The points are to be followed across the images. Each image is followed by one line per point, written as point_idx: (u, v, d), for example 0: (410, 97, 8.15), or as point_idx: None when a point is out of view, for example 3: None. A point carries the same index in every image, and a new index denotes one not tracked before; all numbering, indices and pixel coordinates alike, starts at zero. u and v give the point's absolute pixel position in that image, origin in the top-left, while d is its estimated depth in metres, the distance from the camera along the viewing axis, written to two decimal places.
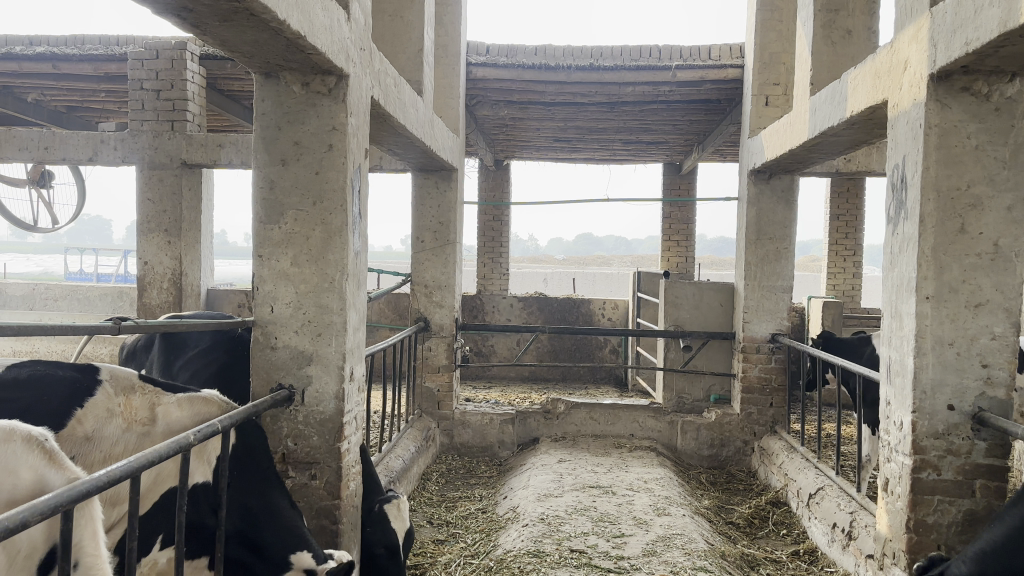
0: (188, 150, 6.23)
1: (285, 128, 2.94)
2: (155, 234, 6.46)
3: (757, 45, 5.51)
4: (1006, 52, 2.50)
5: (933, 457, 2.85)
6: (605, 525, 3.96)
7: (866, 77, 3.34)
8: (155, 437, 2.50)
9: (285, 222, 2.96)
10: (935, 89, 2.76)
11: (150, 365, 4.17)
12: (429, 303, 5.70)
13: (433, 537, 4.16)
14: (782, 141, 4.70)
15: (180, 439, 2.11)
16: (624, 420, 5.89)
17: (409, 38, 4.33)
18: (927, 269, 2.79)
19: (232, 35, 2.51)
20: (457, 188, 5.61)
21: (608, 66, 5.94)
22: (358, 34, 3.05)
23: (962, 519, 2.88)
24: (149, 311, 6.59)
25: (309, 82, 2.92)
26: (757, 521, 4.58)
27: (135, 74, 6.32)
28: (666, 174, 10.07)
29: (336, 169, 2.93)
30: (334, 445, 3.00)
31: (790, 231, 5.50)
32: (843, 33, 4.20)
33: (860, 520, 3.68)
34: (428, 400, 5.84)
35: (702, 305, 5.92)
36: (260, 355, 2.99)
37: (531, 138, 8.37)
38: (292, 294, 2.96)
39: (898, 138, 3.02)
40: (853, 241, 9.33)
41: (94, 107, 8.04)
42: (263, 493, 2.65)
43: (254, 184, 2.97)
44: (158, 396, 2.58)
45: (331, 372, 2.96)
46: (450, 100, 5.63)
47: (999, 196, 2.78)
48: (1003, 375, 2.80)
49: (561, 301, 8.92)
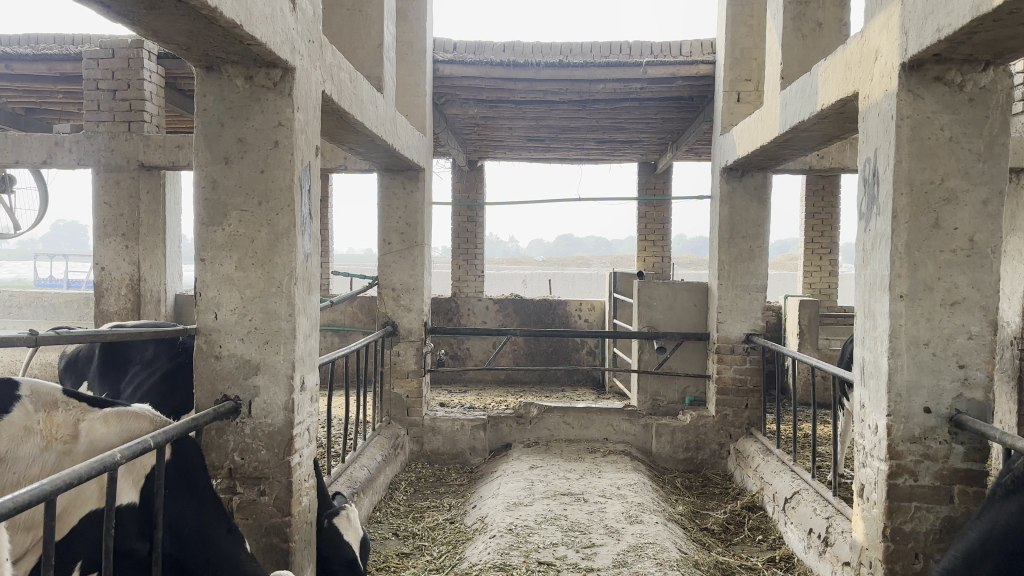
0: (146, 152, 6.03)
1: (228, 125, 2.78)
2: (112, 239, 6.26)
3: (728, 41, 5.41)
4: (979, 39, 2.39)
5: (909, 462, 2.74)
6: (575, 535, 3.82)
7: (836, 69, 3.24)
8: (76, 456, 2.35)
9: (228, 224, 2.79)
10: (906, 79, 2.66)
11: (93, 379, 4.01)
12: (396, 307, 5.54)
13: (398, 550, 4.00)
14: (753, 138, 4.61)
15: (102, 459, 1.94)
16: (598, 423, 5.76)
17: (368, 32, 4.18)
18: (901, 266, 2.69)
19: (163, 25, 2.34)
20: (423, 188, 5.46)
21: (579, 64, 5.83)
22: (305, 25, 2.89)
23: (939, 526, 2.77)
24: (107, 319, 6.37)
25: (253, 75, 2.75)
26: (733, 527, 4.46)
27: (90, 73, 6.11)
28: (642, 173, 9.97)
29: (283, 168, 2.77)
30: (284, 459, 2.85)
31: (763, 229, 5.40)
32: (813, 26, 4.09)
33: (836, 526, 3.58)
34: (396, 407, 5.66)
35: (676, 305, 5.81)
36: (204, 365, 2.82)
37: (503, 138, 8.24)
38: (237, 300, 2.79)
39: (869, 131, 2.91)
40: (829, 239, 9.29)
41: (53, 109, 7.80)
42: (198, 515, 2.49)
43: (195, 184, 2.80)
44: (83, 411, 2.43)
45: (279, 382, 2.81)
46: (415, 98, 5.48)
47: (974, 190, 2.67)
48: (980, 376, 2.69)
49: (536, 303, 8.79)
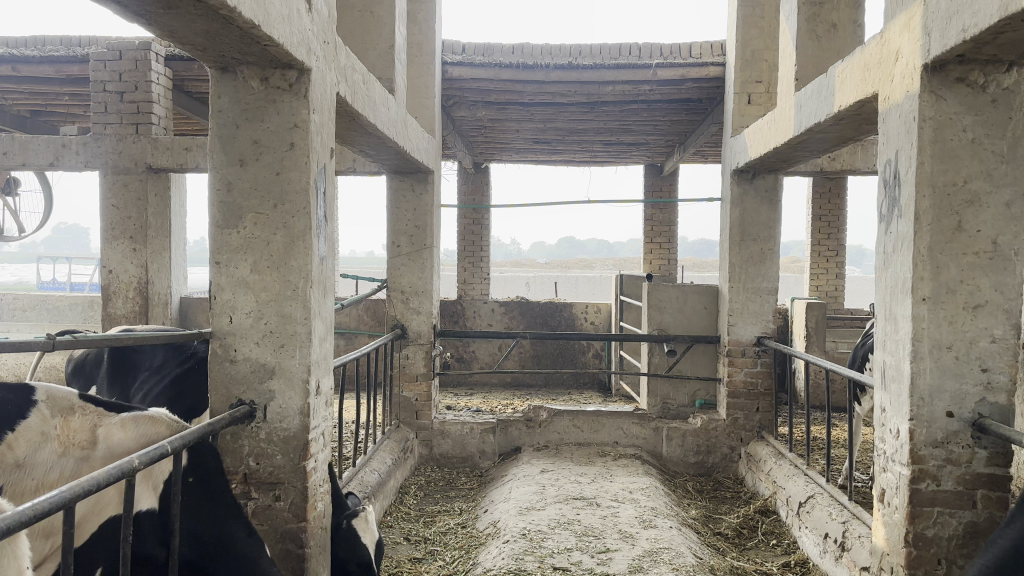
0: (153, 154, 6.01)
1: (243, 126, 2.76)
2: (120, 241, 6.24)
3: (738, 42, 5.38)
4: (1005, 39, 2.36)
5: (932, 467, 2.71)
6: (589, 540, 3.79)
7: (855, 70, 3.22)
8: (95, 461, 2.33)
9: (243, 227, 2.77)
10: (929, 80, 2.63)
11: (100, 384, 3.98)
12: (405, 310, 5.52)
13: (410, 555, 3.97)
14: (766, 139, 4.58)
15: (120, 466, 1.90)
16: (608, 427, 5.73)
17: (379, 34, 4.16)
18: (924, 269, 2.66)
19: (179, 26, 2.32)
20: (433, 191, 5.44)
21: (588, 65, 5.81)
22: (320, 26, 2.87)
23: (963, 532, 2.74)
24: (114, 321, 6.35)
25: (269, 77, 2.73)
26: (746, 531, 4.43)
27: (97, 76, 6.09)
28: (647, 176, 9.94)
29: (299, 170, 2.75)
30: (299, 464, 2.82)
31: (774, 232, 5.37)
32: (828, 27, 4.06)
33: (853, 530, 3.55)
34: (405, 410, 5.63)
35: (686, 308, 5.78)
36: (219, 369, 2.80)
37: (510, 140, 8.22)
38: (252, 304, 2.77)
39: (890, 132, 2.89)
40: (836, 241, 9.25)
41: (59, 111, 7.79)
42: (216, 521, 2.47)
43: (210, 186, 2.78)
44: (100, 416, 2.40)
45: (295, 386, 2.78)
46: (424, 100, 5.46)
47: (998, 192, 2.64)
48: (1004, 380, 2.66)
49: (542, 305, 8.76)
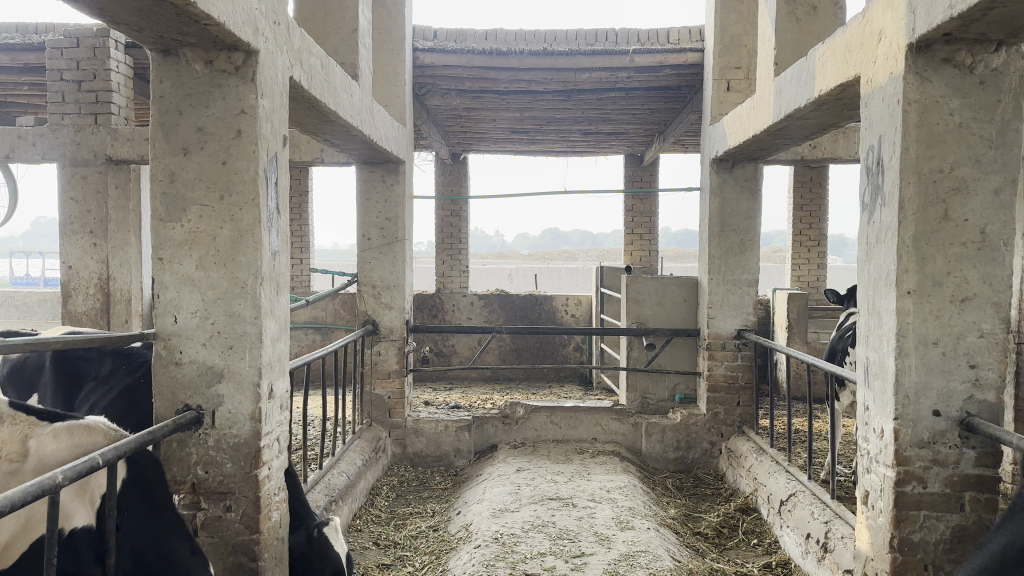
0: (113, 145, 5.78)
1: (186, 113, 2.57)
2: (79, 236, 6.01)
3: (717, 27, 5.23)
4: (994, 15, 2.23)
5: (918, 469, 2.58)
6: (564, 543, 3.65)
7: (836, 52, 3.07)
8: (24, 476, 2.17)
9: (188, 220, 2.58)
10: (914, 61, 2.49)
11: (39, 391, 3.78)
12: (376, 305, 5.33)
13: (378, 561, 3.82)
14: (745, 126, 4.44)
15: (41, 482, 1.72)
16: (586, 423, 5.59)
17: (342, 17, 3.97)
18: (909, 260, 2.53)
19: (109, 3, 2.13)
20: (404, 181, 5.26)
21: (563, 52, 5.63)
22: (269, 6, 2.68)
23: (949, 536, 2.62)
24: (75, 319, 6.11)
25: (213, 59, 2.54)
26: (726, 530, 4.31)
27: (53, 64, 5.86)
28: (628, 166, 9.81)
29: (246, 159, 2.57)
30: (251, 472, 2.65)
31: (754, 222, 5.25)
32: (808, 9, 3.89)
33: (835, 531, 3.44)
34: (377, 409, 5.46)
35: (665, 301, 5.64)
36: (163, 373, 2.61)
37: (487, 130, 8.04)
38: (198, 303, 2.59)
39: (872, 116, 2.75)
40: (817, 231, 9.14)
41: (19, 101, 7.51)
42: (160, 536, 2.33)
43: (152, 177, 2.59)
44: (30, 426, 2.23)
45: (245, 390, 2.61)
46: (395, 88, 5.28)
47: (986, 179, 2.51)
48: (992, 377, 2.53)
49: (522, 299, 8.61)
